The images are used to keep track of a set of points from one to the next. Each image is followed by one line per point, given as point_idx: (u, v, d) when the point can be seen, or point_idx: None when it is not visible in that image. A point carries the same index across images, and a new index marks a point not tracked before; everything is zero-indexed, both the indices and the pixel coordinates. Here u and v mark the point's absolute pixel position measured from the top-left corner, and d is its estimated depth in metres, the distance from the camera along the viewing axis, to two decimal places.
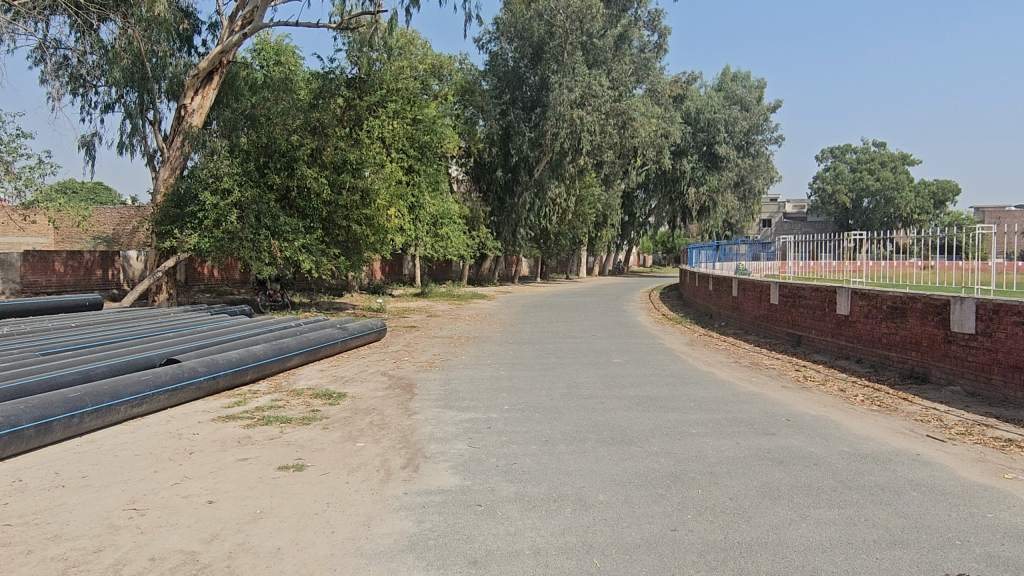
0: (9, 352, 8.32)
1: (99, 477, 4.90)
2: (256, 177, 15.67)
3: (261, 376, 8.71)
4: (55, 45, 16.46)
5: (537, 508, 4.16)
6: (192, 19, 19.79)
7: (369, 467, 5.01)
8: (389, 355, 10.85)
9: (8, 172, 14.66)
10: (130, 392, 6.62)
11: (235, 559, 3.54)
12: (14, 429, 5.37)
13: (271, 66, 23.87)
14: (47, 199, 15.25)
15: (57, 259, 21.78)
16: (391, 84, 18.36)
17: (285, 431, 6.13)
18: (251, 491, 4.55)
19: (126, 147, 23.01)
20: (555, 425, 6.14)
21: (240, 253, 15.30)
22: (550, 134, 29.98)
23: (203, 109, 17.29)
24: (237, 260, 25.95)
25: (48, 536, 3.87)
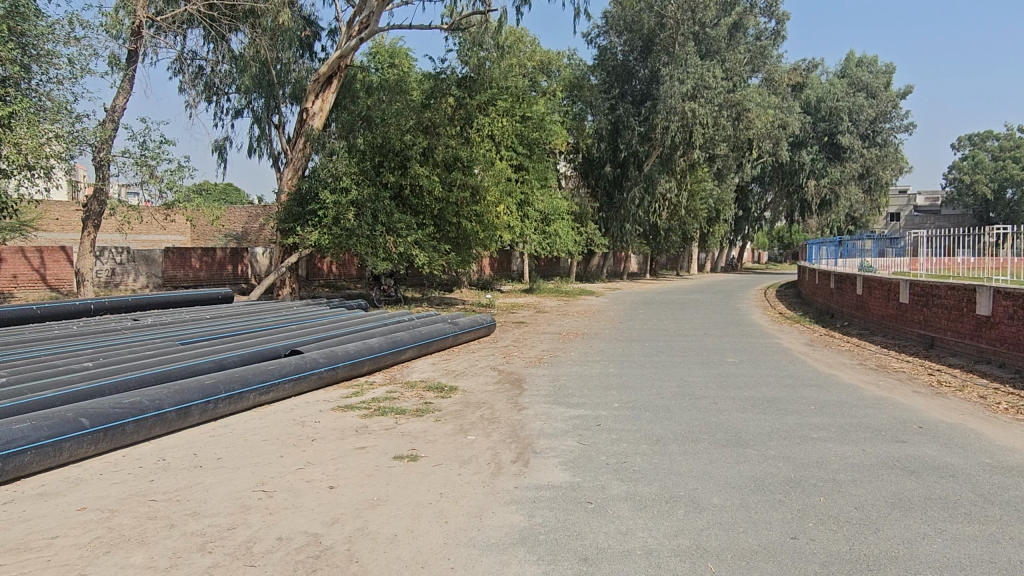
0: (152, 341, 9.06)
1: (231, 459, 5.25)
2: (372, 176, 16.27)
3: (376, 368, 9.05)
4: (191, 57, 17.81)
5: (649, 508, 4.10)
6: (314, 26, 20.80)
7: (480, 460, 5.11)
8: (498, 350, 11.00)
9: (153, 175, 15.92)
10: (258, 380, 7.04)
11: (355, 544, 3.70)
12: (158, 412, 5.86)
13: (386, 69, 24.70)
14: (186, 200, 16.46)
15: (194, 256, 23.37)
16: (501, 83, 18.65)
17: (400, 421, 6.35)
18: (369, 478, 4.74)
19: (254, 150, 24.49)
20: (667, 424, 6.03)
21: (357, 249, 15.94)
22: (660, 127, 29.48)
23: (323, 111, 18.11)
24: (354, 256, 27.15)
25: (188, 512, 4.19)
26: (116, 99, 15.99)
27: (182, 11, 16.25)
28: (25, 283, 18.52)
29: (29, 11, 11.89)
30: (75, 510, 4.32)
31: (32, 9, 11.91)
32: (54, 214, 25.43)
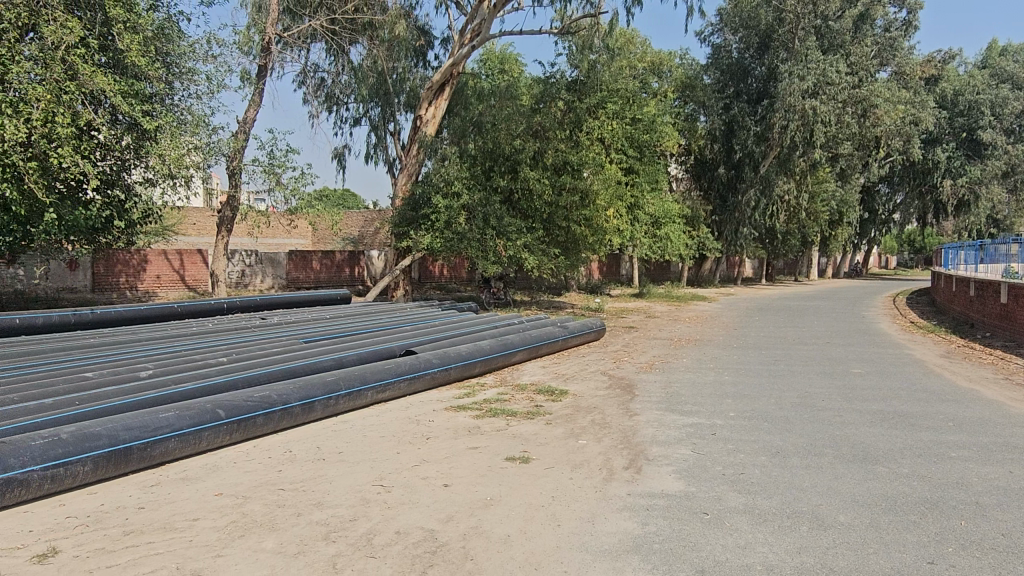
0: (279, 339, 9.62)
1: (352, 454, 5.49)
2: (483, 181, 16.59)
3: (487, 370, 9.20)
4: (314, 69, 18.80)
5: (769, 523, 3.96)
6: (428, 36, 21.44)
7: (592, 464, 5.09)
8: (608, 355, 10.92)
9: (279, 183, 16.90)
10: (376, 378, 7.33)
11: (470, 542, 3.77)
12: (285, 406, 6.22)
13: (496, 75, 25.10)
14: (308, 205, 17.35)
15: (316, 258, 24.66)
16: (611, 86, 18.52)
17: (512, 423, 6.42)
18: (482, 478, 4.83)
19: (372, 157, 25.51)
20: (787, 436, 5.78)
21: (469, 252, 16.22)
22: (778, 126, 28.30)
23: (436, 118, 18.64)
24: (465, 260, 27.69)
25: (314, 502, 4.41)
26: (248, 112, 17.10)
27: (307, 27, 17.23)
28: (167, 283, 20.07)
29: (174, 33, 12.92)
30: (213, 495, 4.65)
31: (175, 30, 12.94)
32: (192, 219, 27.49)
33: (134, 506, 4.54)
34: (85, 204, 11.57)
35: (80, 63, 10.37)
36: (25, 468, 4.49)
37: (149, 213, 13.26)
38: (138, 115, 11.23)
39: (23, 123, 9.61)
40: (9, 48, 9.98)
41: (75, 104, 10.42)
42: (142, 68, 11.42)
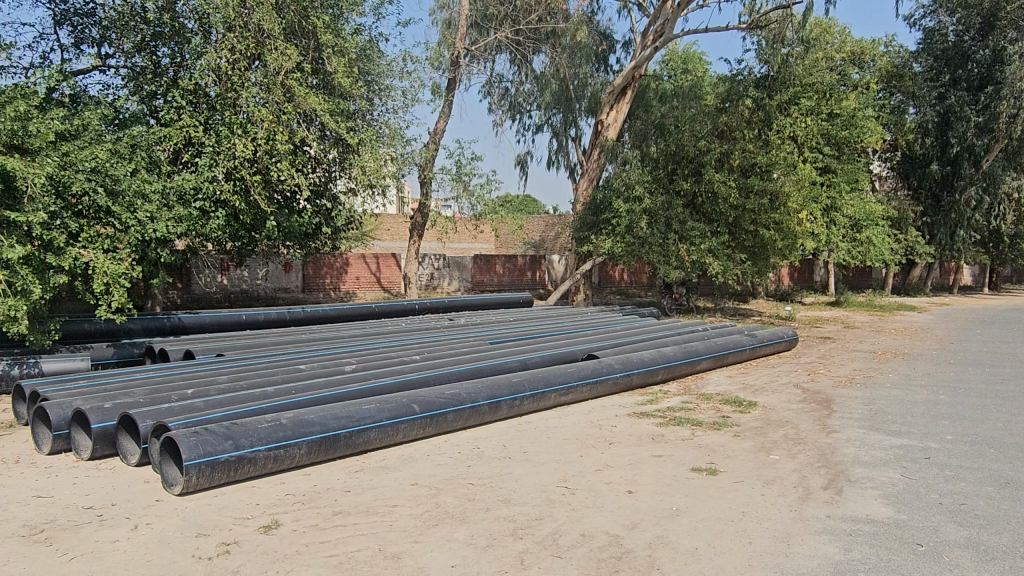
0: (466, 339, 10.08)
1: (537, 454, 5.62)
2: (666, 184, 16.32)
3: (670, 377, 9.02)
4: (499, 80, 19.53)
5: (998, 561, 3.53)
6: (610, 41, 21.50)
7: (786, 482, 4.82)
8: (802, 367, 10.26)
9: (466, 190, 17.71)
10: (559, 381, 7.44)
11: (656, 551, 3.73)
12: (474, 404, 6.51)
13: (679, 75, 24.60)
14: (492, 211, 18.00)
15: (499, 263, 25.55)
16: (806, 80, 17.38)
17: (697, 433, 6.25)
18: (668, 487, 4.74)
19: (554, 162, 25.94)
20: (1019, 466, 5.11)
21: (650, 257, 16.07)
22: (1006, 116, 25.07)
23: (617, 122, 18.59)
24: (645, 265, 27.36)
25: (501, 498, 4.57)
26: (438, 123, 18.11)
27: (492, 39, 17.97)
28: (365, 285, 21.76)
29: (374, 53, 13.97)
30: (409, 484, 4.97)
31: (375, 51, 14.01)
32: (388, 225, 29.52)
33: (342, 489, 4.97)
34: (298, 213, 12.81)
35: (296, 86, 11.46)
36: (254, 448, 5.08)
37: (352, 221, 14.42)
38: (342, 132, 12.18)
39: (251, 142, 10.99)
40: (239, 76, 11.32)
41: (292, 123, 11.61)
42: (347, 88, 12.41)
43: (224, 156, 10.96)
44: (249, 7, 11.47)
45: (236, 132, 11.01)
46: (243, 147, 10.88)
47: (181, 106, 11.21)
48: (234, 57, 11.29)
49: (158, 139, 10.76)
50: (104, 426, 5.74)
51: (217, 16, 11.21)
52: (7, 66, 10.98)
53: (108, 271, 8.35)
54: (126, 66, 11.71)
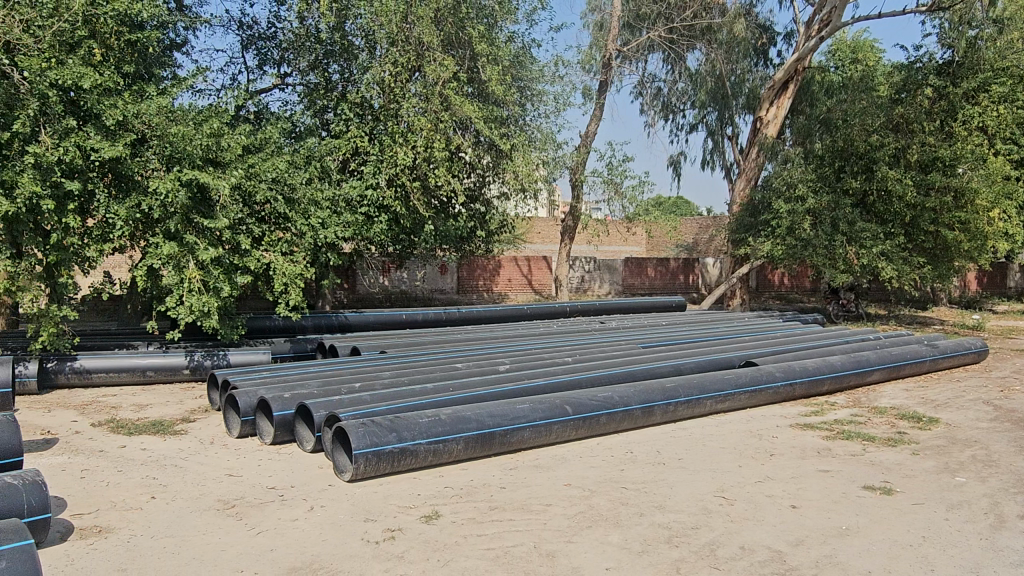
0: (618, 343, 10.01)
1: (692, 462, 5.48)
2: (832, 183, 15.36)
3: (837, 388, 8.47)
4: (652, 79, 19.25)
5: None
6: (770, 33, 20.53)
7: (974, 507, 4.39)
8: (993, 382, 9.26)
9: (618, 192, 17.58)
10: (715, 388, 7.21)
11: (824, 571, 3.53)
12: (626, 408, 6.47)
13: (847, 65, 23.01)
14: (645, 213, 17.73)
15: (650, 265, 25.13)
16: (999, 64, 15.66)
17: (869, 449, 5.83)
18: (836, 504, 4.47)
19: (709, 162, 25.15)
20: None
21: (814, 260, 15.18)
22: None
23: (778, 118, 17.71)
24: (808, 268, 25.83)
25: (656, 504, 4.51)
26: (590, 126, 18.13)
27: (645, 39, 17.71)
28: (516, 287, 22.22)
29: (526, 59, 14.21)
30: (563, 485, 5.02)
31: (528, 57, 14.24)
32: (539, 229, 29.89)
33: (498, 485, 5.12)
34: (454, 217, 13.33)
35: (453, 94, 11.80)
36: (415, 441, 5.36)
37: (504, 224, 14.78)
38: (496, 138, 12.42)
39: (411, 151, 11.57)
40: (401, 86, 11.93)
41: (448, 130, 12.04)
42: (501, 96, 12.63)
43: (387, 164, 11.62)
44: (410, 22, 12.04)
45: (398, 141, 11.62)
46: (404, 155, 11.47)
47: (350, 117, 12.00)
48: (396, 70, 11.92)
49: (329, 150, 11.60)
50: (284, 414, 6.29)
51: (381, 32, 11.89)
52: (202, 88, 12.26)
53: (287, 272, 9.05)
54: (301, 83, 12.71)
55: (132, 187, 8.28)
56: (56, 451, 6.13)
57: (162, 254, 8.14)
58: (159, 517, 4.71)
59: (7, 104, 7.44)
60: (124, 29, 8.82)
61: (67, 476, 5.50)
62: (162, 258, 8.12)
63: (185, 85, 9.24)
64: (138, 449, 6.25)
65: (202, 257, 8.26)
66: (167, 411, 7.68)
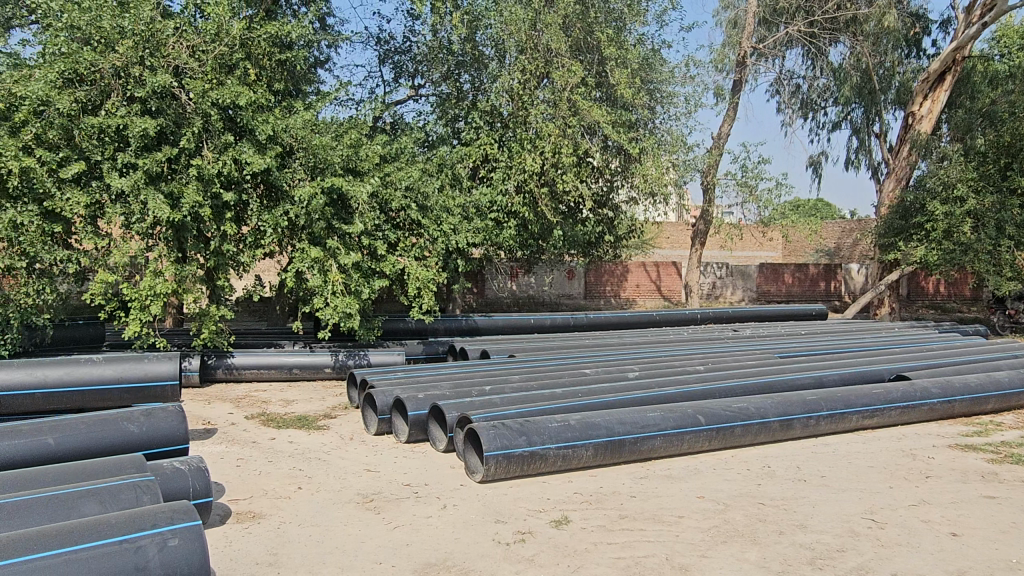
0: (753, 352, 9.61)
1: (836, 480, 5.18)
2: (997, 182, 14.03)
3: (1004, 407, 7.72)
4: (790, 76, 18.39)
5: None
6: (924, 21, 19.07)
7: None
8: None
9: (753, 195, 16.89)
10: (862, 403, 6.76)
11: None
12: (763, 420, 6.20)
13: (1015, 52, 20.98)
14: (781, 216, 16.94)
15: (788, 271, 24.00)
16: None
17: None
18: (1004, 535, 4.08)
19: (853, 162, 23.69)
20: None
21: (976, 266, 13.84)
22: None
23: (933, 113, 16.40)
24: (968, 275, 23.72)
25: (797, 523, 4.31)
26: (723, 127, 17.57)
27: (783, 34, 16.94)
28: (645, 293, 21.88)
29: (656, 61, 13.96)
30: (696, 497, 4.89)
31: (658, 59, 14.00)
32: (668, 234, 29.26)
33: (628, 493, 5.06)
34: (582, 222, 13.31)
35: (581, 99, 11.78)
36: (544, 445, 5.39)
37: (633, 229, 14.58)
38: (625, 142, 12.26)
39: (539, 157, 11.67)
40: (529, 94, 12.08)
41: (576, 136, 12.00)
42: (630, 99, 12.41)
43: (516, 171, 11.79)
44: (538, 29, 12.16)
45: (527, 148, 11.76)
46: (532, 161, 11.58)
47: (480, 125, 12.29)
48: (525, 77, 12.09)
49: (460, 157, 11.92)
50: (418, 414, 6.51)
51: (510, 40, 12.10)
52: (344, 101, 12.96)
53: (420, 277, 9.38)
54: (434, 94, 13.15)
55: (281, 196, 8.87)
56: (216, 441, 6.68)
57: (307, 258, 8.66)
58: (305, 506, 5.01)
59: (175, 122, 8.18)
60: (275, 49, 9.48)
61: (225, 464, 5.96)
62: (307, 262, 8.65)
63: (327, 100, 9.80)
64: (287, 442, 6.69)
65: (342, 262, 8.74)
66: (312, 407, 8.18)
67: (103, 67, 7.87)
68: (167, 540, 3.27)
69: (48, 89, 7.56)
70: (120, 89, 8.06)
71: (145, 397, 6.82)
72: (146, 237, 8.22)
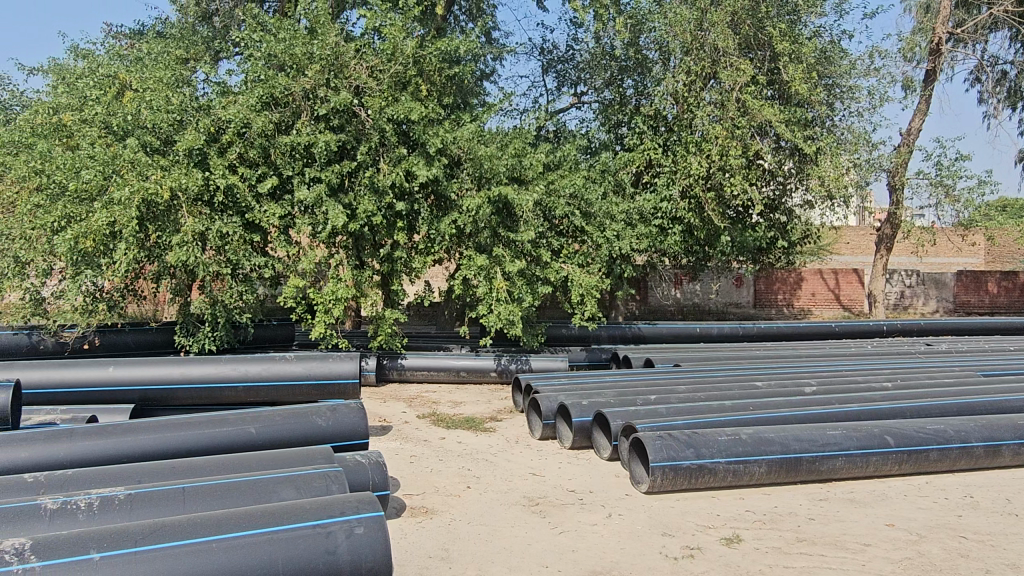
0: (950, 369, 8.71)
1: None
2: None
3: None
4: (994, 62, 16.50)
5: None
6: None
7: None
8: None
9: (949, 196, 15.33)
10: None
11: None
12: (964, 444, 5.62)
13: None
14: (984, 218, 15.23)
15: (992, 280, 21.53)
16: None
17: None
18: None
19: None
20: None
21: None
22: None
23: None
24: None
25: (1007, 563, 3.87)
26: (913, 122, 16.10)
27: (985, 16, 15.25)
28: (822, 302, 20.52)
29: (835, 54, 13.03)
30: (884, 524, 4.53)
31: (837, 52, 13.10)
32: (848, 239, 27.23)
33: (806, 515, 4.78)
34: (752, 228, 12.74)
35: (751, 98, 11.21)
36: (714, 459, 5.22)
37: (809, 234, 13.73)
38: (800, 142, 11.45)
39: (706, 160, 11.28)
40: (695, 96, 11.73)
41: (746, 137, 11.35)
42: (806, 96, 11.66)
43: (681, 175, 11.53)
44: (706, 28, 11.79)
45: (692, 151, 11.45)
46: (698, 164, 11.22)
47: (644, 130, 12.14)
48: (690, 79, 11.79)
49: (624, 163, 11.87)
50: (583, 420, 6.53)
51: (675, 42, 11.88)
52: (509, 111, 13.30)
53: (584, 284, 9.40)
54: (597, 101, 13.14)
55: (450, 206, 9.28)
56: (392, 438, 7.09)
57: (475, 265, 9.00)
58: (475, 505, 5.20)
59: (355, 138, 8.83)
60: (445, 65, 9.90)
61: (400, 460, 6.32)
62: (474, 269, 8.98)
63: (493, 111, 10.10)
64: (456, 442, 6.96)
65: (507, 269, 8.98)
66: (479, 409, 8.45)
67: (295, 91, 8.67)
68: (354, 528, 3.51)
69: (249, 112, 8.42)
70: (308, 110, 8.80)
71: (330, 393, 7.36)
72: (330, 245, 8.94)
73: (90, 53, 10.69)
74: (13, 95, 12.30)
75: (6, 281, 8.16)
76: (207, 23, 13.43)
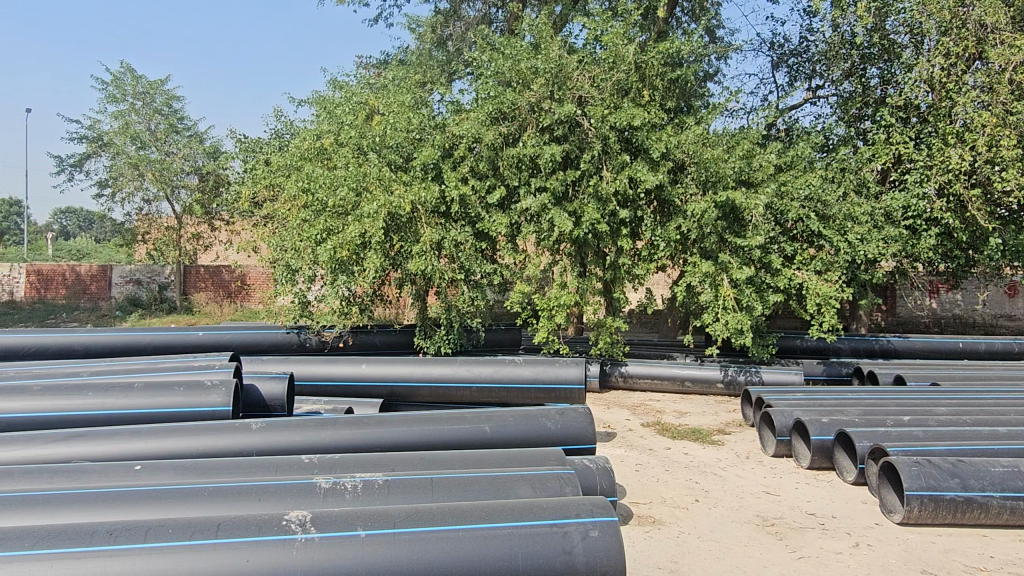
0: None
1: None
2: None
3: None
4: None
5: None
6: None
7: None
8: None
9: None
10: None
11: None
12: None
13: None
14: None
15: None
16: None
17: None
18: None
19: None
20: None
21: None
22: None
23: None
24: None
25: None
26: None
27: None
28: None
29: None
30: None
31: None
32: None
33: None
34: None
35: None
36: (986, 493, 4.65)
37: None
38: None
39: (968, 152, 9.98)
40: (956, 81, 10.46)
41: None
42: None
43: (938, 170, 10.31)
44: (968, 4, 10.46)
45: (951, 143, 10.20)
46: (958, 158, 9.98)
47: (891, 123, 11.02)
48: (949, 62, 10.52)
49: (866, 160, 10.89)
50: (823, 439, 6.09)
51: (930, 22, 10.68)
52: (736, 111, 12.76)
53: (821, 293, 8.80)
54: (836, 94, 12.15)
55: (674, 211, 9.15)
56: (617, 445, 7.14)
57: (700, 273, 8.78)
58: (705, 519, 5.09)
59: (578, 147, 9.06)
60: (669, 68, 9.79)
61: (627, 468, 6.35)
62: (699, 276, 8.78)
63: (719, 112, 9.79)
64: (682, 453, 6.84)
65: (735, 276, 8.67)
66: (705, 420, 8.23)
67: (522, 104, 9.06)
68: (589, 531, 3.62)
69: (480, 127, 8.98)
70: (534, 121, 9.18)
71: (556, 397, 7.60)
72: (555, 253, 9.24)
73: (345, 83, 12.02)
74: (285, 125, 14.18)
75: (280, 286, 9.37)
76: (442, 47, 14.48)
